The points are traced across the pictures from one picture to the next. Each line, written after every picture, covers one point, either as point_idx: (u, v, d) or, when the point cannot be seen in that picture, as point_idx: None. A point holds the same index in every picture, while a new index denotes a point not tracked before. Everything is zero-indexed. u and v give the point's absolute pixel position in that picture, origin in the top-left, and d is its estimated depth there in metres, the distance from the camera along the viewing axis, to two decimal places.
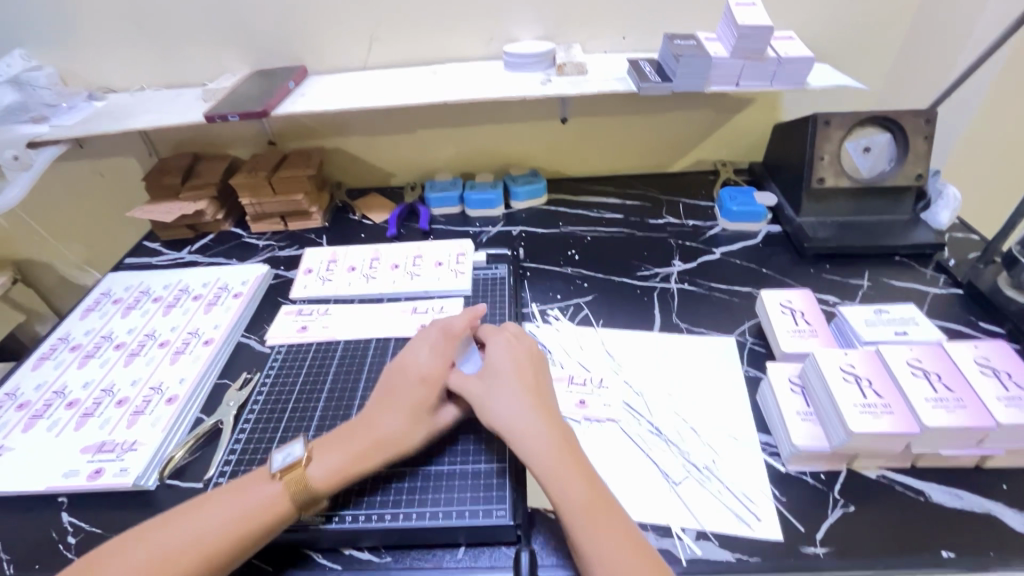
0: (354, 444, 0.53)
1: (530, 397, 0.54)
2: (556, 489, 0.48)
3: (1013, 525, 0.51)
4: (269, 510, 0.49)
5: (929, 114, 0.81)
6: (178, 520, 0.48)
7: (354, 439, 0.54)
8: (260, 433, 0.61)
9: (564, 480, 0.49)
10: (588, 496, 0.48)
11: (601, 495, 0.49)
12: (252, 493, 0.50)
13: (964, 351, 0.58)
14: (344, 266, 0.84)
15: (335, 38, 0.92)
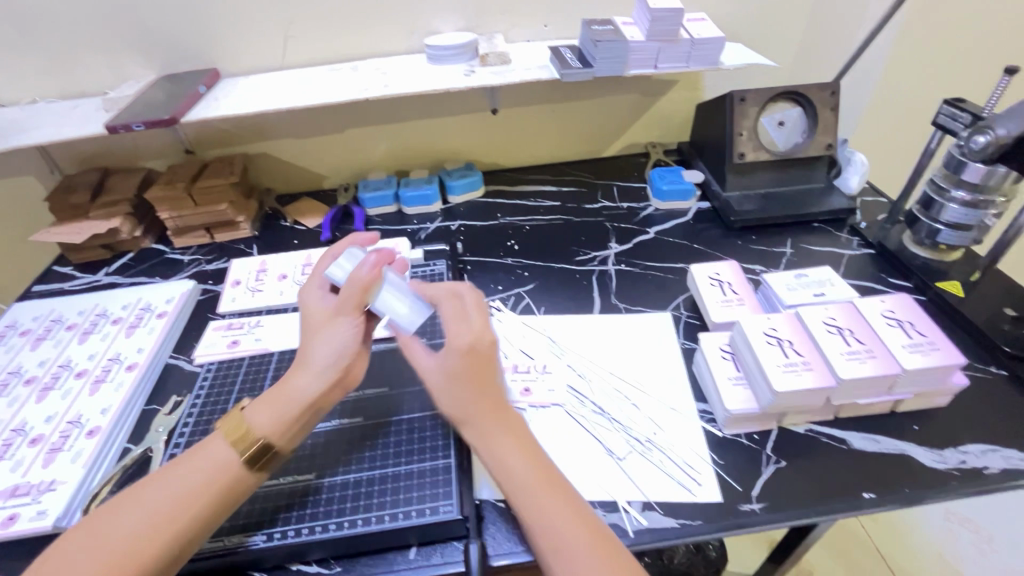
0: (280, 395, 0.51)
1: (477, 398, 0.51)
2: (508, 482, 0.49)
3: (924, 461, 0.56)
4: (224, 473, 0.48)
5: (833, 87, 0.86)
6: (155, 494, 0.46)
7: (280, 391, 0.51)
8: None
9: (513, 473, 0.49)
10: (536, 482, 0.48)
11: (547, 474, 0.49)
12: (201, 459, 0.48)
13: (873, 305, 0.61)
14: (274, 275, 0.78)
15: (245, 37, 0.88)
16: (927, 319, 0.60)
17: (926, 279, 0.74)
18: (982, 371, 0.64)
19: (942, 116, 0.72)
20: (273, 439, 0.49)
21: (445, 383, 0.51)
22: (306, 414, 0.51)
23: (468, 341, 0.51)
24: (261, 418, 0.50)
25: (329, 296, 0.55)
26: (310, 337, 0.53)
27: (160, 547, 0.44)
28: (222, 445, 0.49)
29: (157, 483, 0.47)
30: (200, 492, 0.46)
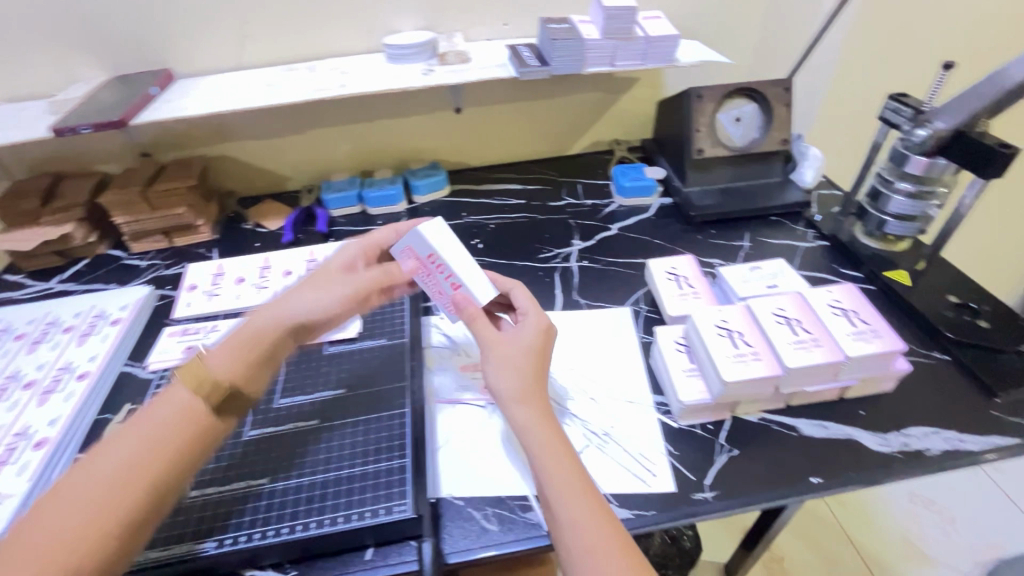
0: (246, 342, 0.51)
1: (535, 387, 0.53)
2: (553, 471, 0.48)
3: (869, 445, 0.57)
4: (193, 419, 0.45)
5: (786, 83, 0.88)
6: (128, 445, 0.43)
7: (248, 336, 0.51)
8: None
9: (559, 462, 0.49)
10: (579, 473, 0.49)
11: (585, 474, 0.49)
12: (173, 404, 0.46)
13: (820, 296, 0.63)
14: (231, 279, 0.77)
15: (200, 37, 0.87)
16: (871, 308, 0.61)
17: (876, 269, 0.76)
18: (926, 356, 0.67)
19: (887, 111, 0.73)
20: (232, 383, 0.48)
21: (505, 367, 0.53)
22: (255, 364, 0.51)
23: (532, 339, 0.55)
24: (221, 363, 0.49)
25: (356, 268, 0.60)
26: (303, 286, 0.57)
27: (144, 486, 0.41)
28: (179, 389, 0.46)
29: (124, 434, 0.44)
30: (172, 438, 0.44)
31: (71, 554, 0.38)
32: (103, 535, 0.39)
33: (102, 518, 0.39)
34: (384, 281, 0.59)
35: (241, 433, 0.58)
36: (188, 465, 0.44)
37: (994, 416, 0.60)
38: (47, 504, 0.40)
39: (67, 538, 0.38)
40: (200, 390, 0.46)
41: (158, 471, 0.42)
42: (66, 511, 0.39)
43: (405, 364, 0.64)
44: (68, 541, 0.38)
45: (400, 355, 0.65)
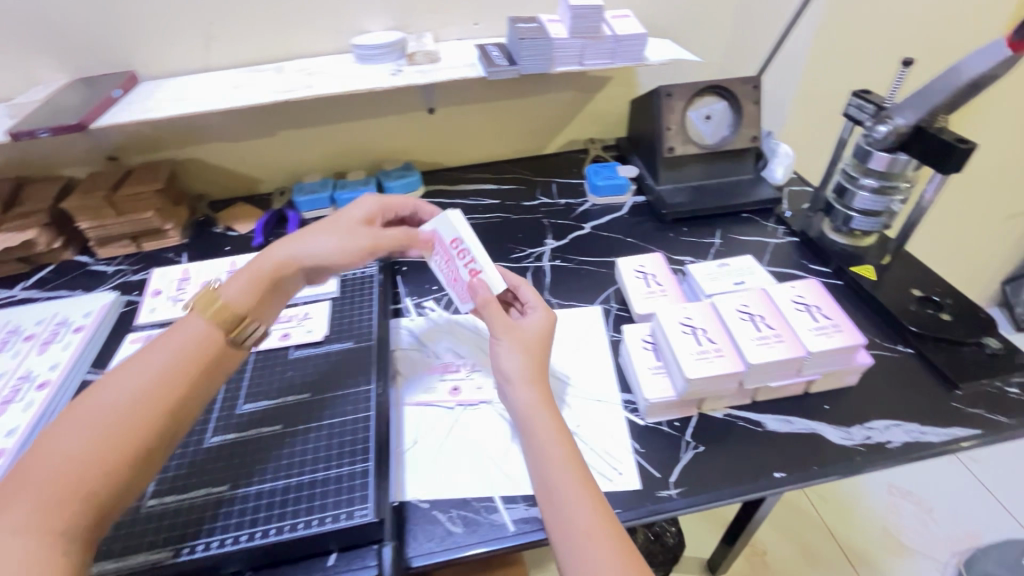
0: (263, 274, 0.54)
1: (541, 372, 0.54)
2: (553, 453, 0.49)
3: (832, 439, 0.58)
4: (208, 347, 0.47)
5: (755, 81, 0.89)
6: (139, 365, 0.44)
7: (264, 270, 0.55)
8: None
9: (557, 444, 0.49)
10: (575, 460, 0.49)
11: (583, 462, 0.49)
12: (187, 334, 0.47)
13: (784, 292, 0.64)
14: (197, 283, 0.76)
15: (164, 38, 0.85)
16: (833, 303, 0.62)
17: (843, 264, 0.77)
18: (890, 350, 0.68)
19: (851, 108, 0.75)
20: (247, 309, 0.51)
21: (516, 349, 0.54)
22: (268, 300, 0.54)
23: (541, 330, 0.57)
24: (237, 290, 0.52)
25: (371, 223, 0.66)
26: (322, 230, 0.62)
27: (158, 414, 0.42)
28: (194, 316, 0.49)
29: (139, 361, 0.44)
30: (188, 364, 0.45)
31: (87, 475, 0.38)
32: (119, 458, 0.40)
33: (119, 440, 0.40)
34: (400, 242, 0.65)
35: (202, 440, 0.57)
36: (203, 394, 0.46)
37: (955, 408, 0.61)
38: (58, 427, 0.40)
39: (82, 458, 0.39)
40: (218, 319, 0.49)
41: (176, 398, 0.44)
42: (81, 432, 0.39)
43: (372, 367, 0.64)
44: (83, 460, 0.39)
45: (366, 358, 0.65)
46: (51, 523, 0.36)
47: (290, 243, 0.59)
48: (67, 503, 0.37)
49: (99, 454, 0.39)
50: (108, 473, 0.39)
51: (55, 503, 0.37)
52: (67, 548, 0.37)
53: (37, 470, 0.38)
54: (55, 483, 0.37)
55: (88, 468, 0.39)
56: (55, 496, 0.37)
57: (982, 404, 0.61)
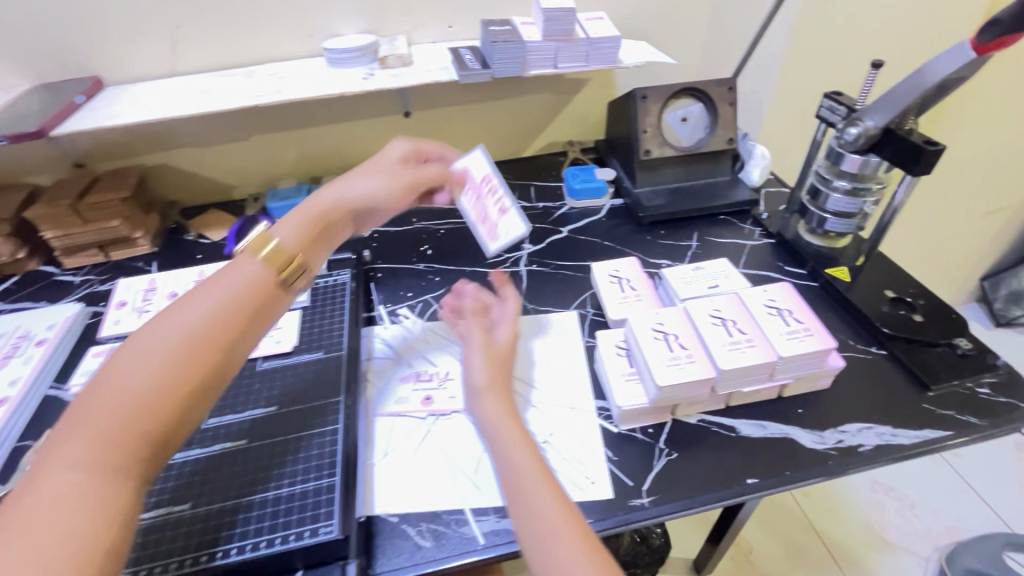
0: (314, 219, 0.54)
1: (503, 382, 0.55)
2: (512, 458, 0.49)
3: (805, 443, 0.58)
4: (264, 286, 0.44)
5: (730, 83, 0.89)
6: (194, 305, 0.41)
7: (314, 215, 0.54)
8: None
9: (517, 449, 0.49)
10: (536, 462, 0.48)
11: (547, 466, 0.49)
12: (242, 274, 0.45)
13: (756, 296, 0.64)
14: (164, 294, 0.74)
15: (129, 43, 0.83)
16: (805, 306, 0.62)
17: (818, 266, 0.78)
18: (863, 351, 0.68)
19: (823, 110, 0.75)
20: (306, 252, 0.50)
21: (480, 361, 0.56)
22: (319, 243, 0.54)
23: (506, 342, 0.59)
24: (291, 233, 0.50)
25: (408, 166, 0.66)
26: (363, 174, 0.62)
27: (215, 358, 0.40)
28: (248, 258, 0.46)
29: (191, 302, 0.41)
30: (245, 305, 0.43)
31: (139, 419, 0.36)
32: (172, 402, 0.37)
33: (171, 384, 0.37)
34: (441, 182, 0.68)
35: None
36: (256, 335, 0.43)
37: (927, 409, 0.61)
38: (112, 374, 0.37)
39: (135, 398, 0.36)
40: (274, 262, 0.46)
41: (232, 339, 0.41)
42: (140, 374, 0.37)
43: (341, 379, 0.63)
44: (136, 402, 0.36)
45: (336, 370, 0.64)
46: (102, 467, 0.34)
47: (337, 187, 0.59)
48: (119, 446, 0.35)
49: (154, 395, 0.37)
50: (160, 416, 0.37)
51: (109, 445, 0.35)
52: (117, 492, 0.34)
53: (92, 408, 0.36)
54: (108, 424, 0.35)
55: (140, 410, 0.36)
56: (107, 436, 0.35)
57: (954, 405, 0.61)
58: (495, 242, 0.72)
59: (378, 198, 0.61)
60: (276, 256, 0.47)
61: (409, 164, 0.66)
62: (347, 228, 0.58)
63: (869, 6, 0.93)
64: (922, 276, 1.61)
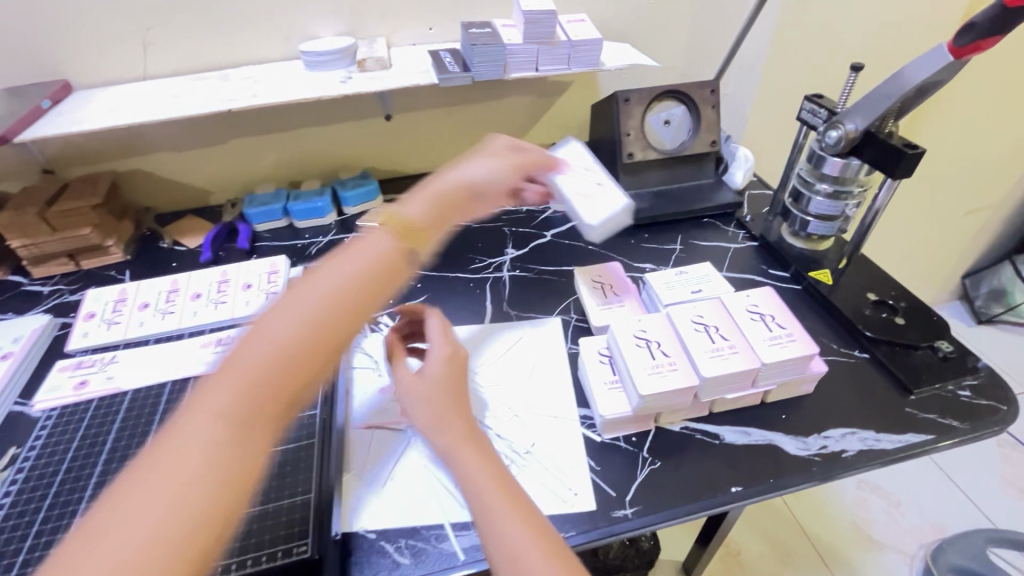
0: (432, 202, 0.59)
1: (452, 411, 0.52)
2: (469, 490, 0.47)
3: (789, 450, 0.57)
4: (389, 260, 0.47)
5: (712, 85, 0.89)
6: (328, 274, 0.44)
7: (432, 198, 0.60)
8: (24, 503, 0.52)
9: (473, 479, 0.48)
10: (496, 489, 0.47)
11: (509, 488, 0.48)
12: (366, 253, 0.47)
13: (739, 301, 0.63)
14: (134, 305, 0.71)
15: (98, 45, 0.81)
16: (787, 311, 0.62)
17: (801, 269, 0.77)
18: (847, 355, 0.67)
19: (804, 112, 0.75)
20: (427, 230, 0.56)
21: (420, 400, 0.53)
22: (441, 221, 0.59)
23: (444, 366, 0.54)
24: (415, 214, 0.57)
25: (514, 153, 0.70)
26: (472, 161, 0.67)
27: (345, 323, 0.42)
28: (378, 235, 0.50)
29: (326, 272, 0.44)
30: (373, 275, 0.46)
31: (287, 373, 0.38)
32: (301, 369, 0.39)
33: (300, 351, 0.39)
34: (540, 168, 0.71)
35: None
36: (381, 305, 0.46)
37: (910, 413, 0.61)
38: (259, 329, 0.39)
39: (271, 360, 0.38)
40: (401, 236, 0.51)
41: (362, 306, 0.44)
42: (287, 327, 0.39)
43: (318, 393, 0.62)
44: (272, 364, 0.38)
45: None
46: (236, 421, 0.35)
47: (452, 173, 0.64)
48: (254, 404, 0.36)
49: (286, 359, 0.38)
50: (289, 381, 0.38)
51: (243, 401, 0.36)
52: (255, 445, 0.36)
53: (234, 362, 0.37)
54: (245, 379, 0.37)
55: (273, 372, 0.37)
56: (245, 391, 0.36)
57: (936, 408, 0.61)
58: (594, 215, 0.71)
59: (484, 184, 0.65)
60: (401, 239, 0.51)
61: (518, 152, 0.70)
62: (461, 212, 0.63)
63: (849, 9, 0.93)
64: (906, 275, 1.63)
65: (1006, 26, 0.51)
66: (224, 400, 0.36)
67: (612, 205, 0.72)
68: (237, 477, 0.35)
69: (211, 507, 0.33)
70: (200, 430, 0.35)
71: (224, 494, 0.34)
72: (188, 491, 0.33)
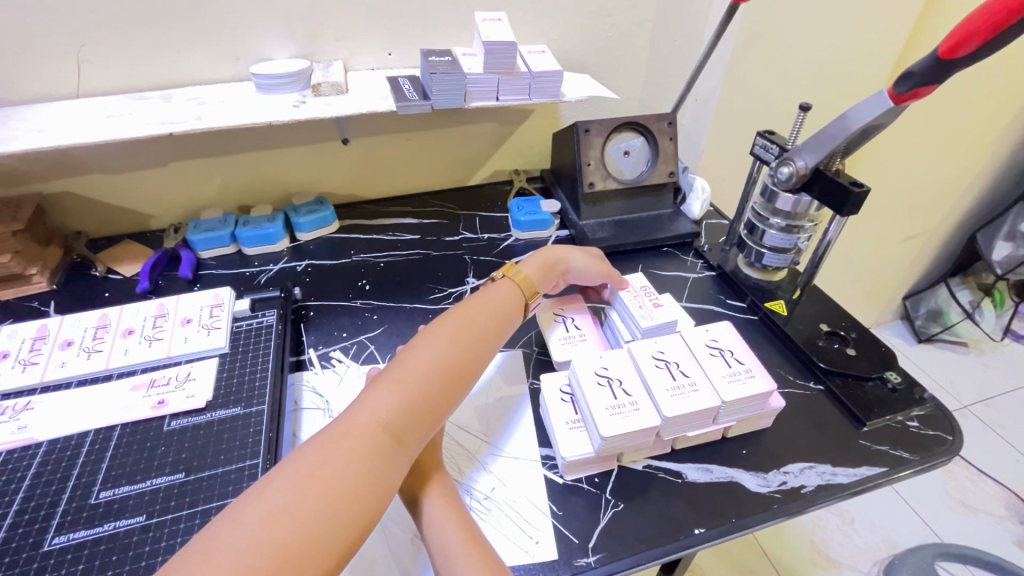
0: (540, 264, 0.68)
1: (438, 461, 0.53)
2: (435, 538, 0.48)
3: (750, 487, 0.57)
4: (507, 310, 0.61)
5: (670, 118, 0.90)
6: (462, 316, 0.58)
7: (541, 260, 0.68)
8: None
9: (443, 528, 0.48)
10: (465, 541, 0.47)
11: (477, 538, 0.48)
12: (494, 304, 0.60)
13: (698, 336, 0.63)
14: (56, 342, 0.65)
15: (24, 61, 0.75)
16: (745, 346, 0.62)
17: (757, 300, 0.79)
18: (802, 387, 0.69)
19: (757, 147, 0.77)
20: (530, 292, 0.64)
21: None
22: (545, 283, 0.68)
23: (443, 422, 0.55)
24: (529, 270, 0.66)
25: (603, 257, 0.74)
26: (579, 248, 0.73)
27: (475, 358, 0.55)
28: (505, 285, 0.63)
29: (464, 313, 0.58)
30: (494, 321, 0.59)
31: (435, 386, 0.50)
32: (444, 398, 0.50)
33: (446, 382, 0.51)
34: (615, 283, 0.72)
35: (43, 542, 0.48)
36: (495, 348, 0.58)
37: (863, 445, 0.62)
38: (417, 351, 0.52)
39: (428, 384, 0.50)
40: (520, 285, 0.64)
41: (485, 345, 0.56)
42: (437, 353, 0.52)
43: (262, 439, 0.56)
44: (429, 386, 0.50)
45: (254, 428, 0.58)
46: (400, 427, 0.46)
47: (559, 251, 0.71)
48: (413, 417, 0.48)
49: (431, 387, 0.50)
50: (437, 405, 0.50)
51: (407, 413, 0.47)
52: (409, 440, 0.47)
53: (402, 377, 0.49)
54: (411, 393, 0.48)
55: (430, 394, 0.49)
56: (411, 404, 0.48)
57: (887, 440, 0.62)
58: (646, 319, 0.66)
59: (574, 274, 0.71)
60: (520, 293, 0.63)
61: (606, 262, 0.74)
62: (549, 286, 0.69)
63: (796, 49, 0.97)
64: (851, 297, 1.71)
65: (939, 77, 0.53)
66: (396, 406, 0.47)
67: (671, 316, 0.66)
68: (395, 476, 0.45)
69: (376, 473, 0.43)
70: (374, 427, 0.45)
71: (383, 479, 0.43)
72: (366, 472, 0.43)
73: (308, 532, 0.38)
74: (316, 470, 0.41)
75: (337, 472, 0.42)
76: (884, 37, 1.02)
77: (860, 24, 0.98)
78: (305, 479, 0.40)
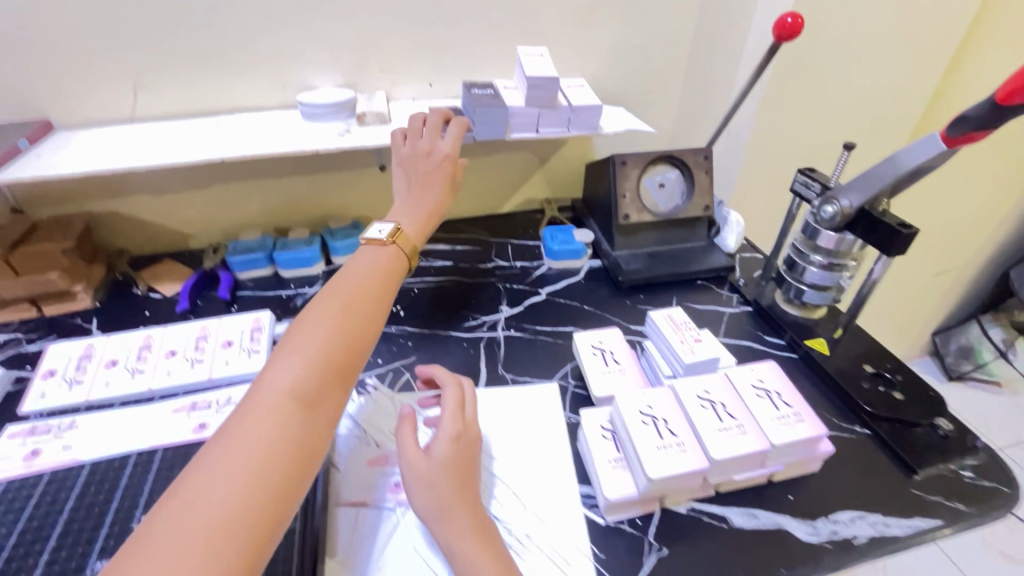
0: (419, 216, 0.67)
1: (456, 490, 0.49)
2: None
3: (799, 535, 0.55)
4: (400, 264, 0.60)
5: (706, 152, 0.91)
6: (352, 275, 0.55)
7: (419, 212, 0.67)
8: None
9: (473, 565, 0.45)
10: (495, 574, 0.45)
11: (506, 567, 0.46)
12: (382, 259, 0.58)
13: (744, 376, 0.62)
14: (101, 362, 0.66)
15: (85, 87, 0.78)
16: (791, 387, 0.61)
17: (797, 337, 0.77)
18: (849, 431, 0.67)
19: (798, 184, 0.77)
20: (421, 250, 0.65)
21: (423, 485, 0.49)
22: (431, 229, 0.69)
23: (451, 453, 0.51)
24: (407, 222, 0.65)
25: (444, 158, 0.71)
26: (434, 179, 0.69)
27: (377, 316, 0.53)
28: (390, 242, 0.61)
29: (354, 273, 0.56)
30: (391, 278, 0.57)
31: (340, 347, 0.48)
32: (350, 358, 0.49)
33: (350, 340, 0.49)
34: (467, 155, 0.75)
35: (84, 566, 0.48)
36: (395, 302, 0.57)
37: (916, 495, 0.59)
38: (310, 317, 0.50)
39: (335, 347, 0.48)
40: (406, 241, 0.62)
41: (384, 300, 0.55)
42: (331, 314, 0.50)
43: None
44: (335, 348, 0.48)
45: None
46: (312, 391, 0.44)
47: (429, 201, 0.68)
48: (326, 381, 0.46)
49: (339, 348, 0.48)
50: (346, 365, 0.48)
51: (319, 378, 0.45)
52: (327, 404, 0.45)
53: (304, 345, 0.47)
54: (316, 359, 0.46)
55: (335, 357, 0.47)
56: (319, 368, 0.46)
57: (941, 490, 0.60)
58: (688, 356, 0.65)
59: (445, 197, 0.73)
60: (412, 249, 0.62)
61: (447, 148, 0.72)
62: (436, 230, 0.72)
63: (831, 85, 0.98)
64: (880, 332, 1.67)
65: (994, 124, 0.53)
66: (303, 372, 0.45)
67: (714, 352, 0.65)
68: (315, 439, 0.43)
69: (297, 441, 0.42)
70: (277, 395, 0.43)
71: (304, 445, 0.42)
72: (284, 441, 0.41)
73: (237, 509, 0.36)
74: (233, 449, 0.39)
75: (256, 447, 0.40)
76: (918, 75, 1.02)
77: (896, 62, 0.98)
78: (225, 459, 0.38)
